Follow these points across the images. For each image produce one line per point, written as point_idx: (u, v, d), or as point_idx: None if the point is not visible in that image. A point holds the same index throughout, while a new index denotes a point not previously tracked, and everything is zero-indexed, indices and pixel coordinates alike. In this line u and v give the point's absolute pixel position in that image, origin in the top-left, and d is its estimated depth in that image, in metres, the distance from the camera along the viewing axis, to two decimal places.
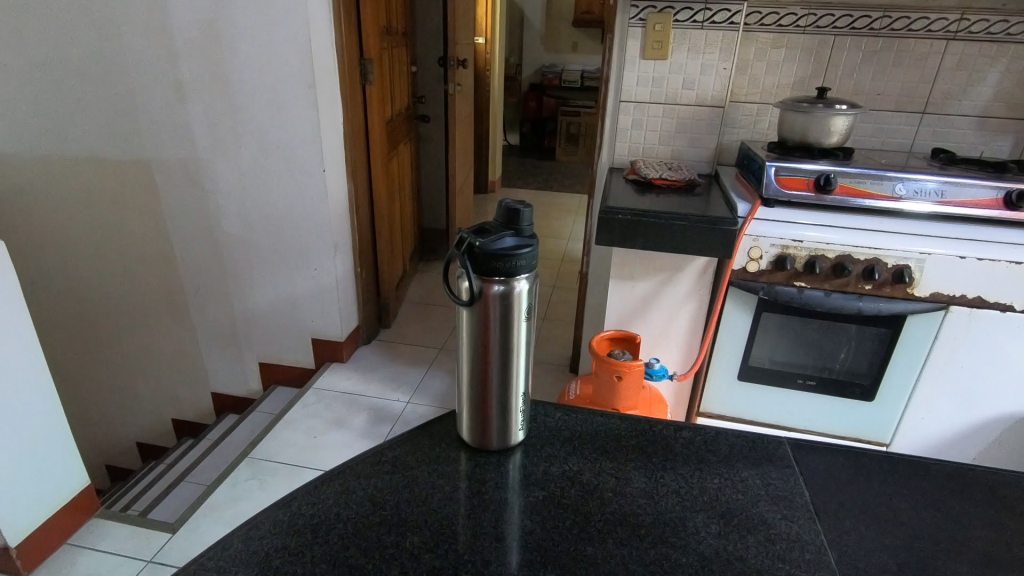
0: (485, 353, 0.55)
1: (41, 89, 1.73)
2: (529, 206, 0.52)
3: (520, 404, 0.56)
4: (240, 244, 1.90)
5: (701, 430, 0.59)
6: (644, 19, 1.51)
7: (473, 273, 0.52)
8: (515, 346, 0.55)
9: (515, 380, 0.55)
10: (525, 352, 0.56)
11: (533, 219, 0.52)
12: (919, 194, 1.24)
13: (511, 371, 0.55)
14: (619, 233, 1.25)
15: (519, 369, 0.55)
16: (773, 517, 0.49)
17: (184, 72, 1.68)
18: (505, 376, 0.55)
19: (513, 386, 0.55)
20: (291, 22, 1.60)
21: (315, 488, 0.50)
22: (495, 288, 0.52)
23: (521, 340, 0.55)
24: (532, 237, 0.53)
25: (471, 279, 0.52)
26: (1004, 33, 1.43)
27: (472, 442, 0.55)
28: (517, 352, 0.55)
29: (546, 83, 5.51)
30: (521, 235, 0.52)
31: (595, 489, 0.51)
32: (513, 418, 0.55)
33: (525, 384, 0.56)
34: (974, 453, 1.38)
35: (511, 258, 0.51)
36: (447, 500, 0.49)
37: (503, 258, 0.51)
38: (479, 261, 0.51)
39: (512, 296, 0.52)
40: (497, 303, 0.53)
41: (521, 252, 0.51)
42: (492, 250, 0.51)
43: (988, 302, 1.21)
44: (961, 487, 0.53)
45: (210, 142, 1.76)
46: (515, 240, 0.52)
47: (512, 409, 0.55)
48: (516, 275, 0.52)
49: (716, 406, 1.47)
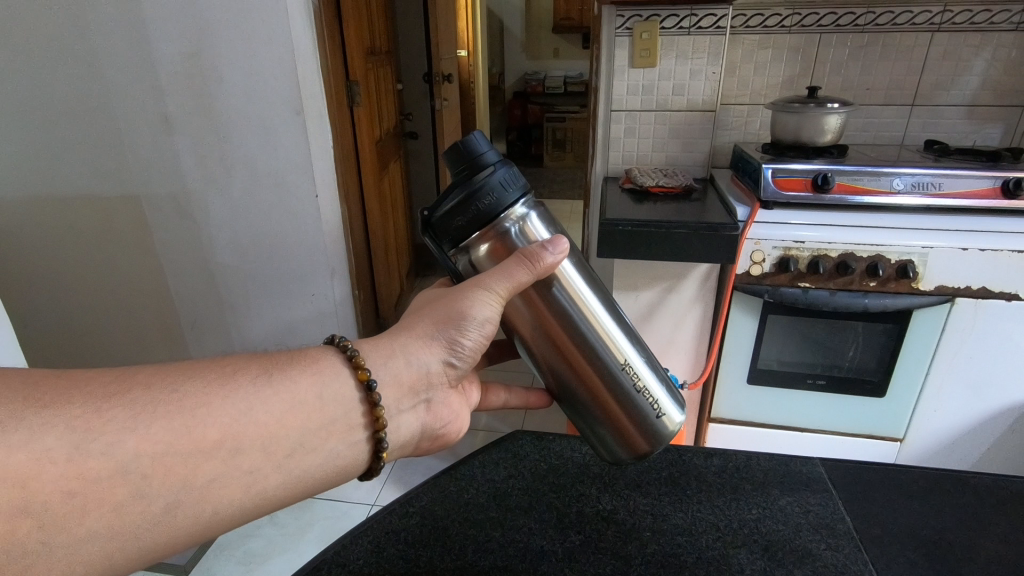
0: (572, 364, 0.54)
1: (10, 126, 1.64)
2: (473, 135, 0.48)
3: (634, 374, 0.54)
4: (235, 274, 1.85)
5: (731, 456, 0.59)
6: (631, 28, 1.51)
7: (457, 240, 0.50)
8: (589, 324, 0.53)
9: (619, 357, 0.54)
10: (603, 318, 0.54)
11: (485, 143, 0.48)
12: (915, 188, 1.23)
13: (607, 357, 0.54)
14: (621, 244, 1.24)
15: (610, 335, 0.54)
16: (818, 547, 0.49)
17: (171, 106, 1.62)
18: (602, 366, 0.54)
19: (622, 360, 0.54)
20: (275, 48, 1.55)
21: (345, 547, 0.49)
22: (493, 241, 0.50)
23: (592, 312, 0.54)
24: (492, 163, 0.48)
25: (462, 246, 0.51)
26: (988, 22, 1.44)
27: (629, 452, 0.56)
28: (597, 325, 0.54)
29: (529, 91, 5.56)
30: (475, 168, 0.48)
31: (633, 528, 0.51)
32: (647, 398, 0.54)
33: (625, 341, 0.55)
34: (989, 444, 1.37)
35: (489, 199, 0.48)
36: (482, 552, 0.49)
37: (469, 205, 0.48)
38: (452, 223, 0.49)
39: (517, 237, 0.51)
40: (505, 250, 0.51)
41: (483, 185, 0.47)
42: (453, 205, 0.48)
43: (993, 292, 1.21)
44: (982, 499, 0.54)
45: (200, 175, 1.70)
46: (471, 178, 0.48)
47: (639, 392, 0.54)
48: (498, 212, 0.49)
49: (727, 411, 1.46)
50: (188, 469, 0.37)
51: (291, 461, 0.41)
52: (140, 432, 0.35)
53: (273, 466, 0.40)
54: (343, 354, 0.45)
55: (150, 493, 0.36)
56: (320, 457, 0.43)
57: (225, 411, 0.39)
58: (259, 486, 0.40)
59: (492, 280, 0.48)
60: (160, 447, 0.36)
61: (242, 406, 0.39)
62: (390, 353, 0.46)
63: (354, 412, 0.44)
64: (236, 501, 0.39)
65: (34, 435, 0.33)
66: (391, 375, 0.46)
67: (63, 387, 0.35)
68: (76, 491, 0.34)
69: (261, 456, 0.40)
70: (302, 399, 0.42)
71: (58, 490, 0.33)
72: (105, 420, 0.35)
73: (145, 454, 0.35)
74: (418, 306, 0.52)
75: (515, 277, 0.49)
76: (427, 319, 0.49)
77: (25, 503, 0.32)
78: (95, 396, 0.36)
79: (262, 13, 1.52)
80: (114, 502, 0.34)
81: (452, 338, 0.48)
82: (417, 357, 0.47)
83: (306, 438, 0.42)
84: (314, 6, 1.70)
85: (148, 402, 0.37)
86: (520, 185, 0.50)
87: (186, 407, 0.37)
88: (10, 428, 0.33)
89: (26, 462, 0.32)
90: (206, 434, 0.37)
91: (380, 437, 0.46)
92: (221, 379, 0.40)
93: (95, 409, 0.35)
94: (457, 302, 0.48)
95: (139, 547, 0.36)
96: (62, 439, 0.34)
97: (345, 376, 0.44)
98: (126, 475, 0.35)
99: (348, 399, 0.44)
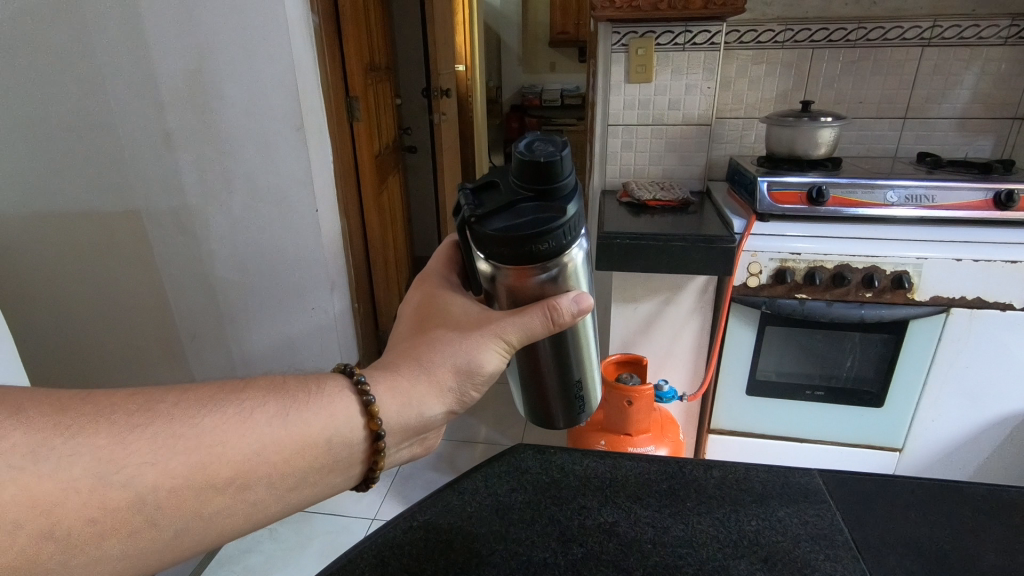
0: (538, 370, 0.56)
1: None
2: (564, 154, 0.41)
3: (584, 390, 0.59)
4: (237, 289, 1.86)
5: (730, 467, 0.60)
6: (627, 45, 1.53)
7: (492, 257, 0.45)
8: (573, 349, 0.55)
9: (578, 376, 0.57)
10: (583, 339, 0.55)
11: (570, 169, 0.41)
12: (909, 200, 1.25)
13: (569, 374, 0.57)
14: (619, 257, 1.25)
15: (581, 354, 0.56)
16: (817, 558, 0.50)
17: (172, 124, 1.64)
18: (561, 378, 0.57)
19: (581, 378, 0.58)
20: (276, 65, 1.58)
21: (352, 560, 0.50)
22: (528, 274, 0.45)
23: (577, 335, 0.54)
24: (566, 198, 0.42)
25: (493, 263, 0.45)
26: (977, 37, 1.46)
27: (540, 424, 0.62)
28: (575, 347, 0.55)
29: (527, 104, 5.60)
30: (550, 195, 0.42)
31: (634, 540, 0.51)
32: (579, 407, 0.60)
33: (587, 361, 0.58)
34: (988, 452, 1.38)
35: (544, 236, 0.42)
36: (485, 565, 0.49)
37: (525, 234, 0.42)
38: (496, 241, 0.43)
39: (554, 277, 0.46)
40: (531, 286, 0.46)
41: (551, 221, 0.42)
42: (510, 226, 0.42)
43: (988, 303, 1.22)
44: (977, 508, 0.54)
45: (202, 191, 1.72)
46: (540, 204, 0.42)
47: (579, 402, 0.59)
48: (547, 256, 0.44)
49: (726, 422, 1.47)
50: (198, 498, 0.38)
51: (292, 494, 0.42)
52: (159, 465, 0.37)
53: (275, 498, 0.42)
54: (361, 399, 0.44)
55: (164, 520, 0.37)
56: (321, 490, 0.44)
57: (240, 448, 0.40)
58: (259, 514, 0.41)
59: (508, 330, 0.47)
60: (178, 481, 0.37)
61: (256, 446, 0.40)
62: (402, 405, 0.45)
63: (357, 450, 0.45)
64: (241, 523, 0.41)
65: (62, 464, 0.35)
66: (401, 422, 0.45)
67: (90, 413, 0.37)
68: (97, 518, 0.35)
69: (266, 490, 0.41)
70: (313, 441, 0.42)
71: (81, 517, 0.35)
72: (128, 452, 0.36)
73: (162, 487, 0.37)
74: (422, 326, 0.49)
75: (532, 328, 0.47)
76: (439, 364, 0.47)
77: (50, 527, 0.34)
78: (120, 426, 0.37)
79: (263, 31, 1.54)
80: (129, 529, 0.36)
81: (461, 387, 0.48)
82: (427, 407, 0.46)
83: (309, 475, 0.43)
84: (314, 24, 1.72)
85: (169, 435, 0.38)
86: (579, 229, 0.45)
87: (205, 443, 0.38)
88: (40, 456, 0.34)
89: (53, 491, 0.34)
90: (220, 471, 0.39)
91: (372, 475, 0.46)
92: (242, 416, 0.41)
93: (119, 438, 0.36)
94: (470, 351, 0.47)
95: (149, 565, 0.38)
96: (87, 468, 0.35)
97: (355, 421, 0.44)
98: (143, 504, 0.36)
99: (353, 441, 0.44)
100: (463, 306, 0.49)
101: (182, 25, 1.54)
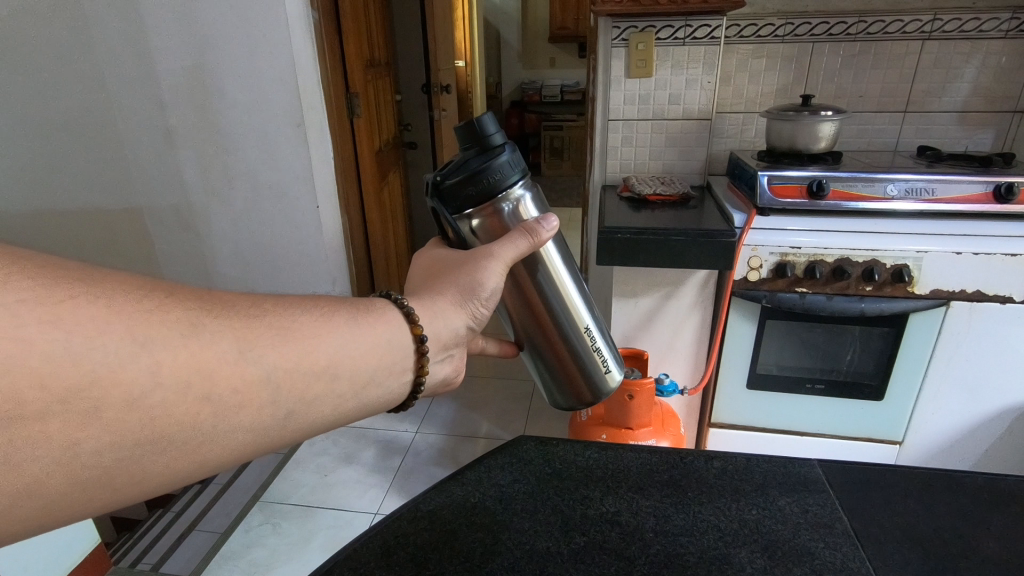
0: (543, 328, 0.65)
1: None
2: (487, 114, 0.52)
3: (593, 348, 0.66)
4: (240, 284, 1.86)
5: (731, 458, 0.60)
6: (627, 39, 1.53)
7: (462, 207, 0.54)
8: (562, 301, 0.64)
9: (580, 324, 0.66)
10: (572, 290, 0.64)
11: (496, 123, 0.52)
12: (909, 194, 1.25)
13: (570, 325, 0.65)
14: (621, 251, 1.26)
15: (575, 305, 0.65)
16: (817, 545, 0.50)
17: (173, 120, 1.64)
18: (567, 334, 0.65)
19: (583, 326, 0.66)
20: (275, 61, 1.57)
21: (355, 550, 0.50)
22: (493, 212, 0.55)
23: (565, 286, 0.64)
24: (501, 143, 0.52)
25: (463, 214, 0.55)
26: (977, 30, 1.46)
27: (575, 401, 0.69)
28: (567, 298, 0.64)
29: (527, 100, 5.61)
30: (488, 147, 0.52)
31: (637, 529, 0.52)
32: (594, 357, 0.67)
33: (585, 314, 0.66)
34: (987, 445, 1.39)
35: (495, 173, 0.52)
36: (490, 554, 0.50)
37: (476, 180, 0.52)
38: (460, 191, 0.53)
39: (514, 212, 0.56)
40: (500, 224, 0.56)
41: (494, 164, 0.52)
42: (463, 176, 0.52)
43: (988, 296, 1.23)
44: (977, 497, 0.55)
45: (203, 187, 1.72)
46: (482, 155, 0.52)
47: (593, 353, 0.67)
48: (501, 190, 0.54)
49: (727, 416, 1.48)
50: (296, 386, 0.39)
51: (364, 392, 0.44)
52: (279, 348, 0.39)
53: (352, 394, 0.43)
54: (402, 311, 0.47)
55: (282, 399, 0.39)
56: (383, 392, 0.45)
57: (334, 339, 0.41)
58: (342, 410, 0.43)
59: (500, 252, 0.52)
60: (293, 364, 0.39)
61: (344, 338, 0.42)
62: (429, 315, 0.48)
63: (407, 357, 0.46)
64: (327, 417, 0.42)
65: (212, 338, 0.36)
66: (434, 332, 0.48)
67: (217, 304, 0.38)
68: (240, 389, 0.36)
69: (349, 385, 0.42)
70: (380, 342, 0.44)
71: (229, 386, 0.36)
72: (255, 336, 0.38)
73: (283, 368, 0.38)
74: (430, 271, 0.55)
75: (517, 249, 0.53)
76: (450, 281, 0.50)
77: (210, 393, 0.35)
78: (244, 314, 0.38)
79: (264, 25, 1.53)
80: (255, 405, 0.37)
81: (474, 303, 0.51)
82: (451, 321, 0.49)
83: (378, 373, 0.44)
84: (313, 19, 1.72)
85: (280, 324, 0.39)
86: (521, 168, 0.55)
87: (307, 332, 0.40)
88: (193, 331, 0.35)
89: (209, 359, 0.35)
90: (321, 357, 0.40)
91: (420, 381, 0.48)
92: (326, 315, 0.42)
93: (246, 322, 0.38)
94: (472, 268, 0.51)
95: (265, 444, 0.40)
96: (232, 344, 0.36)
97: (402, 329, 0.46)
98: (268, 382, 0.38)
99: (404, 348, 0.46)
100: (456, 250, 0.55)
101: (182, 21, 1.53)
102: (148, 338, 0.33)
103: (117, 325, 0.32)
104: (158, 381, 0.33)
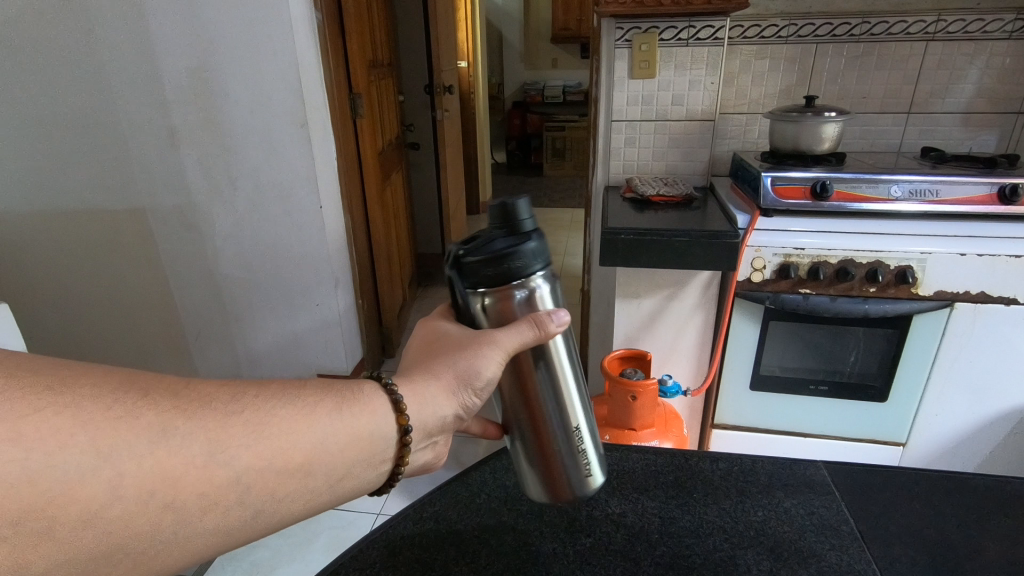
0: (532, 413, 0.51)
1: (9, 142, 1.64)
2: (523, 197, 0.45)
3: (586, 451, 0.52)
4: (242, 286, 1.86)
5: (737, 460, 0.60)
6: (630, 40, 1.52)
7: (475, 286, 0.45)
8: (560, 386, 0.50)
9: (574, 419, 0.52)
10: (573, 377, 0.51)
11: (530, 208, 0.45)
12: (913, 195, 1.24)
13: (564, 418, 0.51)
14: (623, 252, 1.25)
15: (574, 396, 0.51)
16: (822, 547, 0.50)
17: (176, 121, 1.65)
18: (558, 426, 0.51)
19: (575, 424, 0.51)
20: (279, 62, 1.57)
21: (361, 551, 0.50)
22: (508, 296, 0.46)
23: (566, 370, 0.51)
24: (531, 229, 0.45)
25: (474, 295, 0.46)
26: (981, 31, 1.46)
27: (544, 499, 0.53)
28: (565, 385, 0.51)
29: (529, 101, 5.63)
30: (519, 230, 0.45)
31: (642, 531, 0.52)
32: (584, 460, 0.52)
33: (584, 410, 0.52)
34: (991, 447, 1.38)
35: (517, 258, 0.44)
36: (496, 555, 0.50)
37: (497, 261, 0.44)
38: (477, 270, 0.44)
39: (532, 302, 0.47)
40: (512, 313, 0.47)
41: (520, 249, 0.44)
42: (485, 256, 0.44)
43: (992, 297, 1.22)
44: (983, 500, 0.55)
45: (206, 188, 1.72)
46: (509, 237, 0.44)
47: (583, 455, 0.52)
48: (519, 278, 0.45)
49: (730, 417, 1.48)
50: (258, 489, 0.38)
51: (340, 485, 0.42)
52: (253, 447, 0.38)
53: (326, 487, 0.41)
54: (390, 395, 0.45)
55: (249, 500, 0.38)
56: (357, 483, 0.43)
57: (311, 435, 0.40)
58: (315, 501, 0.41)
59: (502, 341, 0.46)
60: (265, 464, 0.38)
61: (322, 434, 0.41)
62: (419, 400, 0.45)
63: (387, 448, 0.44)
64: (297, 512, 0.41)
65: (183, 443, 0.35)
66: (421, 420, 0.45)
67: (197, 402, 0.37)
68: (206, 493, 0.36)
69: (324, 479, 0.41)
70: (361, 434, 0.43)
71: (194, 491, 0.35)
72: (229, 436, 0.37)
73: (254, 469, 0.38)
74: (425, 345, 0.50)
75: (523, 340, 0.46)
76: (444, 364, 0.46)
77: (171, 500, 0.34)
78: (220, 411, 0.37)
79: (268, 28, 1.54)
80: (220, 507, 0.37)
81: (467, 392, 0.47)
82: (440, 408, 0.46)
83: (351, 470, 0.42)
84: (317, 20, 1.72)
85: (258, 422, 0.39)
86: (547, 260, 0.47)
87: (282, 431, 0.39)
88: (164, 435, 0.35)
89: (176, 466, 0.35)
90: (295, 455, 0.39)
91: (399, 470, 0.46)
92: (307, 407, 0.41)
93: (221, 422, 0.37)
94: (469, 353, 0.46)
95: (238, 537, 0.39)
96: (202, 447, 0.36)
97: (387, 418, 0.44)
98: (237, 484, 0.37)
99: (386, 438, 0.44)
100: (460, 327, 0.49)
101: (186, 20, 1.54)
102: (111, 450, 0.33)
103: (81, 437, 0.32)
104: (118, 494, 0.33)
